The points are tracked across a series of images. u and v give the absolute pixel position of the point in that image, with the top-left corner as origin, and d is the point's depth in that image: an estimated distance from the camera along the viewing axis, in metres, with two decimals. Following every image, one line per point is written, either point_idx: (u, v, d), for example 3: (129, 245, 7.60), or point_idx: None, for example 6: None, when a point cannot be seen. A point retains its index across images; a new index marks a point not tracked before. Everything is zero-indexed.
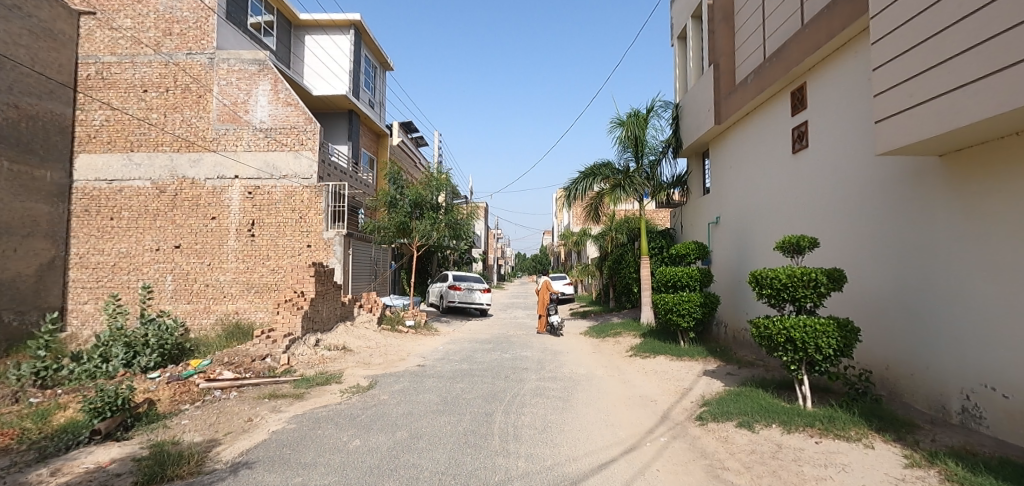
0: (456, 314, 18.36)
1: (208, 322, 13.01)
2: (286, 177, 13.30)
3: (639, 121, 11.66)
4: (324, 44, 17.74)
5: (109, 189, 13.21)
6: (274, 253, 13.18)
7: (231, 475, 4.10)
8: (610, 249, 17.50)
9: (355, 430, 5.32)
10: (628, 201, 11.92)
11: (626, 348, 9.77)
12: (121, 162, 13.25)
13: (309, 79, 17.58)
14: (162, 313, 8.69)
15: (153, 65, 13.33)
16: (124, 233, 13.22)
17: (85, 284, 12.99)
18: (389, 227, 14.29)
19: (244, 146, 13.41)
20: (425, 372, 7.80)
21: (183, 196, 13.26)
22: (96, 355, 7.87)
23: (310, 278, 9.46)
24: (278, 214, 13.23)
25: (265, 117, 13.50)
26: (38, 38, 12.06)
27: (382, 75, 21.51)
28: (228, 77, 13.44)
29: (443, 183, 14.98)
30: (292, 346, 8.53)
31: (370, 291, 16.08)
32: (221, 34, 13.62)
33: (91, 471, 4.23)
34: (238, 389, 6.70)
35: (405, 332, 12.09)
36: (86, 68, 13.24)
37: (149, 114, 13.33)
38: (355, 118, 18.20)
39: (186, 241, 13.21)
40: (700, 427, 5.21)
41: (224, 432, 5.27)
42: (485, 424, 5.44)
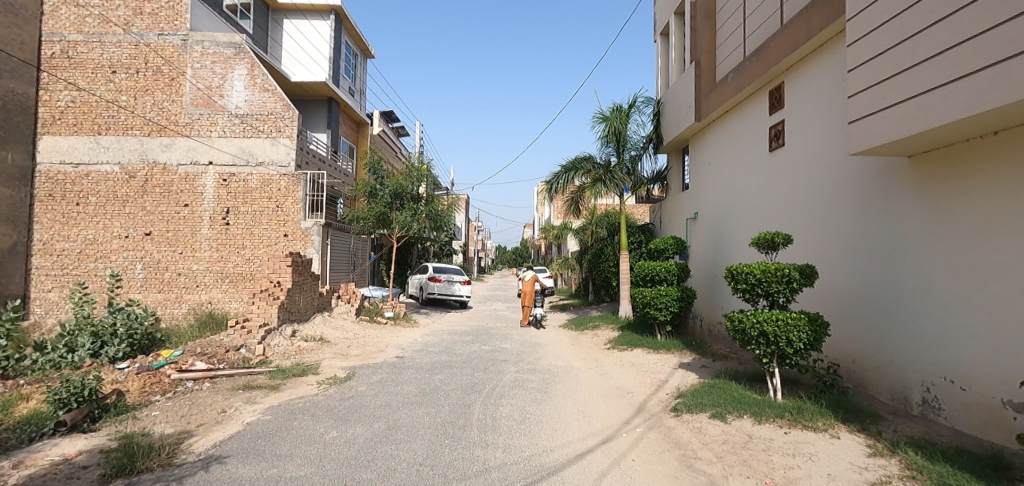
0: (436, 305, 18.36)
1: (180, 312, 12.71)
2: (263, 165, 13.00)
3: (622, 115, 11.71)
4: (303, 29, 17.33)
5: (76, 173, 12.69)
6: (250, 242, 12.90)
7: (203, 469, 4.07)
8: (591, 242, 17.61)
9: (332, 421, 5.29)
10: (608, 195, 12.00)
11: (604, 340, 9.89)
12: (87, 144, 12.74)
13: (286, 64, 17.19)
14: (132, 302, 8.47)
15: (122, 45, 12.82)
16: (91, 220, 12.74)
17: (49, 272, 12.49)
18: (368, 217, 14.09)
19: (218, 132, 13.04)
20: (404, 364, 7.73)
21: (154, 182, 12.85)
22: (60, 345, 7.59)
23: (287, 268, 9.28)
24: (254, 203, 12.93)
25: (242, 102, 13.15)
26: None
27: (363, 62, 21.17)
28: (202, 60, 13.03)
29: (426, 174, 14.82)
30: (268, 337, 8.35)
31: (349, 281, 15.93)
32: (195, 16, 13.21)
33: (56, 464, 4.17)
34: (211, 381, 6.58)
35: (384, 323, 12.04)
36: (50, 46, 12.65)
37: (119, 97, 12.85)
38: (335, 106, 17.85)
39: (157, 229, 12.81)
40: (675, 418, 5.32)
41: (196, 423, 5.18)
42: (464, 415, 5.46)
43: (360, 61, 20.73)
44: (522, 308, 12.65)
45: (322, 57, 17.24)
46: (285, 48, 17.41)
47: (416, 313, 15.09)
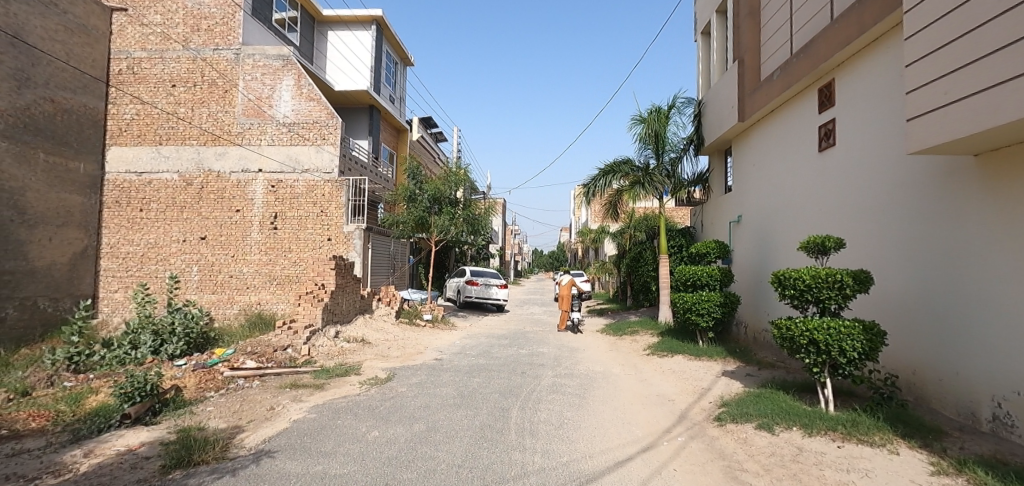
0: (473, 309, 18.52)
1: (231, 313, 13.32)
2: (308, 172, 13.49)
3: (661, 117, 11.51)
4: (347, 39, 17.97)
5: (139, 181, 13.54)
6: (296, 246, 13.40)
7: (254, 463, 4.34)
8: (628, 246, 17.37)
9: (373, 421, 5.44)
10: (647, 198, 11.81)
11: (643, 346, 9.70)
12: (150, 154, 13.59)
13: (330, 74, 17.85)
14: (188, 303, 8.89)
15: (181, 60, 13.61)
16: (152, 225, 13.56)
17: (115, 273, 13.40)
18: (407, 221, 14.34)
19: (267, 140, 13.62)
20: (442, 367, 7.82)
21: (209, 189, 13.55)
22: (125, 342, 8.07)
23: (330, 271, 9.55)
24: (300, 208, 13.43)
25: (289, 112, 13.71)
26: (73, 34, 12.40)
27: (403, 70, 21.69)
28: (252, 72, 13.66)
29: (463, 179, 15.01)
30: (313, 337, 8.64)
31: (388, 284, 16.28)
32: (247, 30, 13.90)
33: (122, 454, 4.54)
34: (260, 379, 6.84)
35: (422, 325, 12.23)
36: (118, 63, 13.60)
37: (178, 109, 13.64)
38: (375, 113, 18.34)
39: (211, 233, 13.49)
40: (718, 428, 5.14)
41: (247, 419, 5.43)
42: (502, 419, 5.48)
43: (400, 69, 21.25)
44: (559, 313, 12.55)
45: (364, 66, 17.79)
46: (329, 59, 18.06)
47: (454, 317, 15.26)
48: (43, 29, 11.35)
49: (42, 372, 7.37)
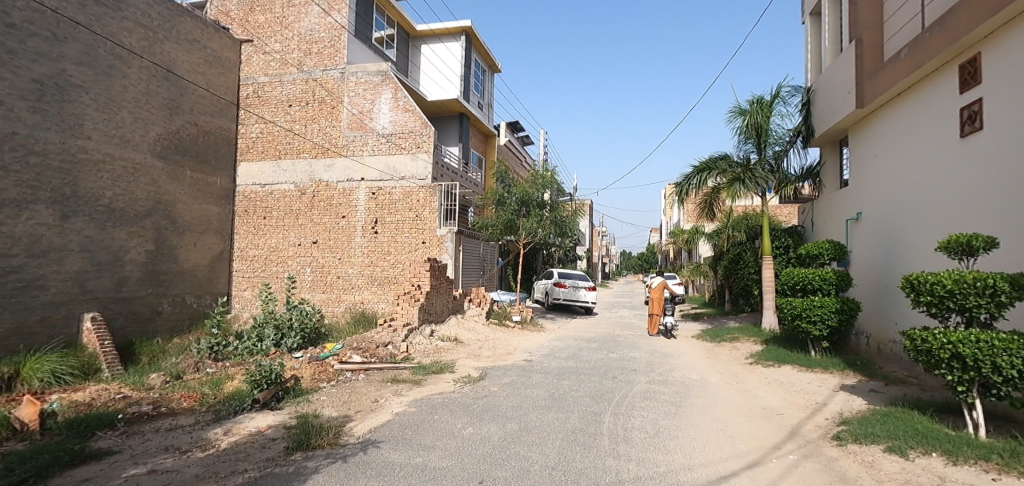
0: (561, 311, 18.49)
1: (339, 310, 14.49)
2: (405, 178, 14.28)
3: (764, 108, 10.72)
4: (438, 51, 18.90)
5: (263, 192, 15.18)
6: (394, 249, 14.24)
7: (361, 451, 4.68)
8: (726, 248, 16.33)
9: (468, 418, 5.62)
10: (748, 196, 11.04)
11: (746, 354, 9.06)
12: (272, 168, 15.17)
13: (424, 85, 18.89)
14: (304, 300, 9.80)
15: (297, 82, 15.12)
16: (273, 230, 15.11)
17: (244, 274, 15.20)
18: (496, 224, 14.61)
19: (369, 150, 14.59)
20: (533, 368, 7.88)
21: (320, 197, 14.79)
22: (253, 334, 9.09)
23: (426, 273, 10.02)
24: (397, 213, 14.28)
25: (387, 123, 14.56)
26: (210, 66, 14.34)
27: (490, 77, 22.24)
28: (356, 88, 14.76)
29: (550, 181, 15.07)
30: (410, 335, 9.14)
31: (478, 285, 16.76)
32: (351, 50, 15.09)
33: (254, 434, 5.17)
34: (365, 372, 7.38)
35: (513, 327, 12.43)
36: (246, 88, 15.40)
37: (294, 126, 15.13)
38: (465, 120, 19.01)
39: (321, 238, 14.74)
40: (839, 448, 4.62)
41: (355, 409, 5.88)
42: (594, 423, 5.40)
43: (487, 76, 21.84)
44: (650, 317, 12.09)
45: (454, 76, 18.51)
46: (422, 71, 19.06)
47: (543, 319, 15.32)
48: (187, 63, 13.45)
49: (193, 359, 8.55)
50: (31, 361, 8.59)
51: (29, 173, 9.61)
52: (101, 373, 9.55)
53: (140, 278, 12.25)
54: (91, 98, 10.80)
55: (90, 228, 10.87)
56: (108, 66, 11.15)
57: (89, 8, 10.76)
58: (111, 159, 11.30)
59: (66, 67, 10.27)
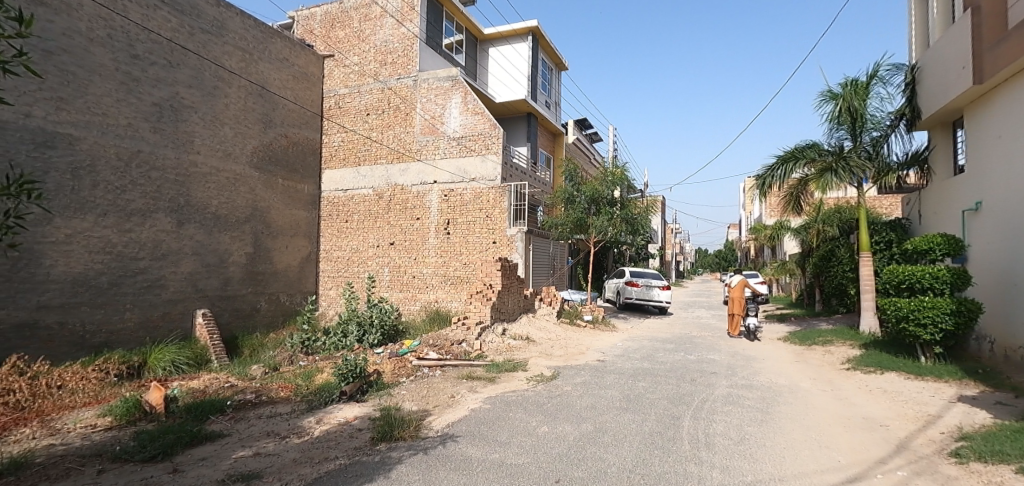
0: (634, 311, 18.02)
1: (415, 308, 15.08)
2: (475, 180, 14.58)
3: (859, 90, 9.84)
4: (506, 53, 19.25)
5: (344, 197, 16.13)
6: (466, 249, 14.59)
7: (441, 445, 4.86)
8: (815, 244, 15.08)
9: (543, 416, 5.65)
10: (840, 188, 10.24)
11: (842, 359, 8.35)
12: (352, 175, 16.06)
13: (492, 87, 19.30)
14: (382, 299, 10.39)
15: (373, 92, 15.91)
16: (354, 233, 16.01)
17: (329, 274, 16.25)
18: (565, 223, 14.70)
19: (440, 154, 15.04)
20: (606, 368, 7.76)
21: (396, 201, 15.47)
22: (338, 331, 9.68)
23: (497, 272, 10.19)
24: (468, 214, 14.62)
25: (458, 127, 14.94)
26: (298, 81, 15.48)
27: (557, 75, 22.18)
28: (427, 94, 15.29)
29: (620, 178, 14.75)
30: (483, 333, 9.38)
31: (548, 285, 16.74)
32: (422, 58, 15.71)
33: (343, 424, 5.53)
34: (441, 368, 7.65)
35: (584, 326, 12.29)
36: (328, 100, 16.43)
37: (372, 133, 15.91)
38: (533, 120, 19.15)
39: (397, 239, 15.41)
40: (957, 465, 4.13)
41: (433, 404, 6.11)
42: (673, 427, 5.21)
43: (553, 74, 21.81)
44: (731, 317, 11.50)
45: (521, 76, 18.68)
46: (490, 73, 19.43)
47: (615, 318, 15.00)
48: (278, 80, 14.60)
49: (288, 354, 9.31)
50: (155, 351, 9.77)
51: (151, 185, 10.93)
52: (211, 363, 10.66)
53: (242, 278, 13.49)
54: (200, 117, 12.05)
55: (200, 233, 12.13)
56: (212, 87, 12.39)
57: (197, 36, 12.02)
58: (216, 171, 12.55)
59: (179, 90, 11.55)
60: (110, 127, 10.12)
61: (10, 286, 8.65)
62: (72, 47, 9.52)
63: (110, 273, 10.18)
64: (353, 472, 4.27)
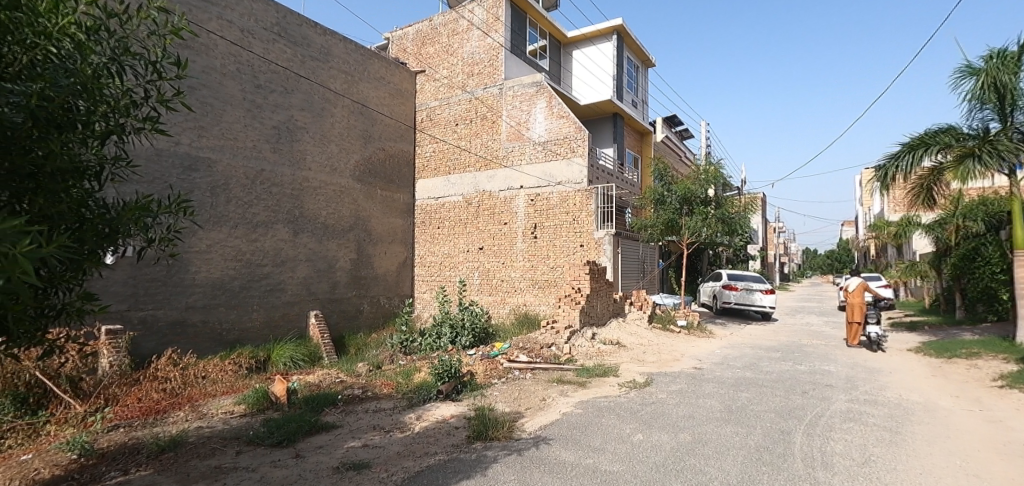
0: (734, 316, 16.91)
1: (504, 311, 15.35)
2: (561, 183, 14.60)
3: (1009, 63, 8.48)
4: (591, 54, 19.24)
5: (436, 204, 16.89)
6: (554, 252, 14.62)
7: (534, 447, 4.91)
8: (953, 243, 13.21)
9: (637, 424, 5.49)
10: (985, 175, 8.98)
11: (993, 375, 7.19)
12: (443, 183, 16.79)
13: (577, 89, 19.34)
14: (472, 302, 10.77)
15: (462, 102, 16.58)
16: (446, 238, 16.72)
17: (424, 278, 17.12)
18: (656, 224, 14.13)
19: (526, 159, 15.22)
20: (704, 376, 7.39)
21: (484, 207, 15.92)
22: (433, 332, 10.17)
23: (586, 276, 10.10)
24: (555, 217, 14.65)
25: (543, 131, 15.06)
26: (394, 98, 16.56)
27: (643, 72, 21.65)
28: (513, 102, 15.63)
29: (715, 176, 14.14)
30: (573, 338, 9.37)
31: (638, 288, 16.25)
32: (507, 66, 16.19)
33: (440, 422, 5.79)
34: (531, 371, 7.75)
35: (677, 332, 11.75)
36: (420, 113, 17.34)
37: (461, 142, 16.53)
38: (619, 120, 18.84)
39: (487, 244, 15.83)
40: None
41: (525, 406, 6.20)
42: (782, 443, 4.82)
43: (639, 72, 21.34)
44: (850, 325, 10.36)
45: (606, 76, 18.50)
46: (574, 76, 19.53)
47: (713, 324, 14.18)
48: (377, 98, 15.72)
49: (389, 352, 9.97)
50: (277, 347, 11.14)
51: (271, 200, 12.27)
52: (322, 360, 11.80)
53: (348, 282, 14.64)
54: (310, 136, 13.32)
55: (312, 241, 13.38)
56: (321, 108, 13.64)
57: (308, 63, 13.31)
58: (325, 185, 13.78)
59: (293, 113, 12.86)
60: (239, 149, 11.54)
61: (165, 288, 10.14)
62: (210, 82, 10.99)
63: (240, 278, 11.56)
64: (452, 468, 4.45)
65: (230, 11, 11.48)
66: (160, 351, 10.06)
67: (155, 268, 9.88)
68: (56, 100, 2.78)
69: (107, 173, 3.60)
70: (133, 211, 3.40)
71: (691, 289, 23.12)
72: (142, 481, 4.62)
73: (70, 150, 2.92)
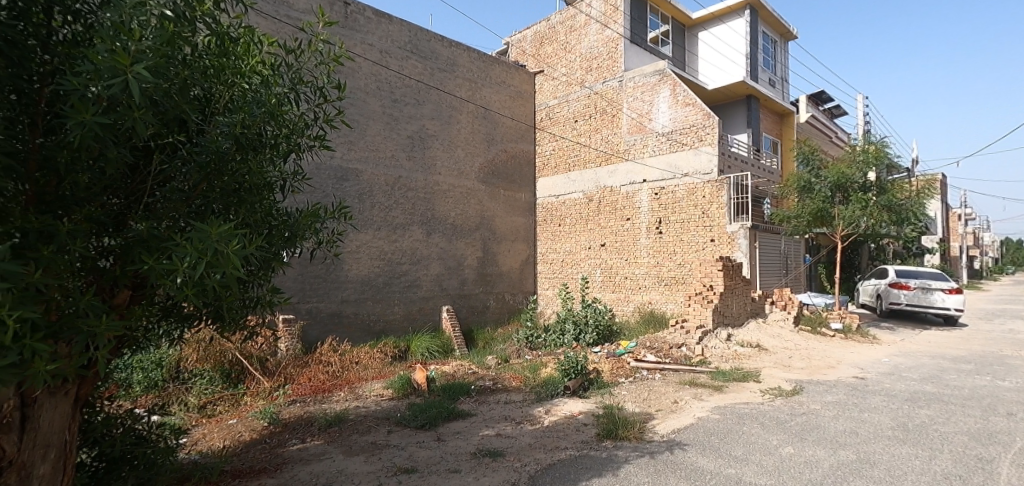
0: (906, 320, 14.46)
1: (629, 310, 14.96)
2: (688, 175, 13.75)
3: None
4: (719, 34, 17.91)
5: (557, 202, 17.07)
6: (681, 248, 13.82)
7: (668, 451, 4.71)
8: None
9: (785, 436, 4.99)
10: None
11: None
12: (563, 180, 16.91)
13: (703, 73, 18.16)
14: (595, 300, 10.73)
15: (581, 99, 16.55)
16: (568, 235, 16.82)
17: (546, 275, 17.44)
18: (802, 216, 12.78)
19: (650, 152, 14.65)
20: (870, 388, 6.46)
21: (606, 202, 15.70)
22: (557, 329, 10.33)
23: (719, 272, 9.43)
24: (682, 211, 13.85)
25: (667, 121, 14.32)
26: (514, 100, 17.07)
27: (781, 46, 19.52)
28: (634, 93, 15.15)
29: (877, 157, 12.34)
30: (705, 338, 8.84)
31: (781, 287, 14.69)
32: (628, 56, 15.78)
33: (569, 417, 5.86)
34: (661, 372, 7.47)
35: (831, 337, 10.38)
36: (540, 113, 17.67)
37: (581, 139, 16.50)
38: (754, 102, 17.29)
39: (609, 240, 15.60)
40: None
41: (655, 407, 6.00)
42: (979, 472, 4.01)
43: (777, 46, 19.31)
44: None
45: (738, 55, 17.10)
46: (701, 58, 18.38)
47: (876, 328, 12.31)
48: (498, 102, 16.35)
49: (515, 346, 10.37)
50: (415, 339, 12.22)
51: (408, 204, 13.44)
52: (454, 352, 12.65)
53: (475, 279, 15.50)
54: (439, 143, 14.33)
55: (443, 241, 14.39)
56: (448, 116, 14.60)
57: (436, 75, 14.33)
58: (453, 188, 14.71)
59: (425, 123, 13.95)
60: (381, 159, 12.85)
61: (325, 284, 11.67)
62: (356, 100, 12.35)
63: (383, 275, 12.88)
64: (583, 464, 4.48)
65: (371, 35, 12.81)
66: (323, 338, 11.63)
67: (318, 266, 11.46)
68: (253, 127, 3.44)
69: (287, 185, 4.28)
70: (308, 217, 3.99)
71: (845, 287, 20.23)
72: (317, 449, 5.40)
73: (262, 168, 3.58)
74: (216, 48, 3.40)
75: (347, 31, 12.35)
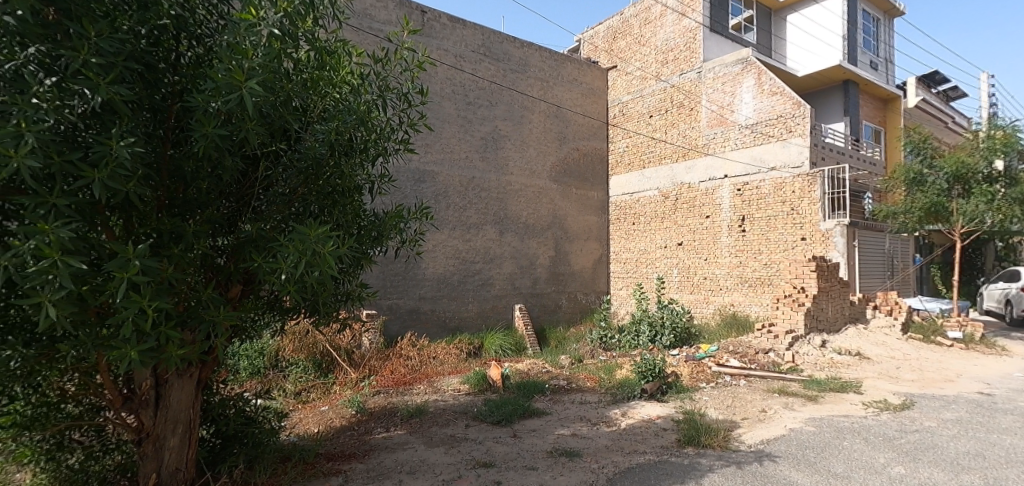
0: None
1: (708, 311, 14.29)
2: (775, 169, 12.88)
3: None
4: (810, 15, 16.59)
5: (631, 200, 16.69)
6: (767, 247, 12.97)
7: (757, 462, 4.44)
8: None
9: (894, 454, 4.53)
10: None
11: None
12: (637, 178, 16.49)
13: (792, 59, 16.92)
14: (671, 300, 10.35)
15: (656, 93, 16.04)
16: (642, 234, 16.37)
17: (620, 275, 17.11)
18: (911, 211, 11.57)
19: (732, 146, 13.88)
20: (999, 406, 5.69)
21: (683, 199, 15.11)
22: (631, 330, 10.10)
23: (812, 274, 8.76)
24: (768, 208, 12.99)
25: (751, 113, 13.50)
26: (587, 97, 16.90)
27: (885, 24, 17.69)
28: (714, 84, 14.42)
29: (1005, 143, 10.85)
30: (796, 344, 8.27)
31: (885, 290, 13.33)
32: (707, 46, 15.09)
33: (647, 421, 5.72)
34: (746, 378, 7.07)
35: (947, 347, 9.27)
36: (613, 109, 17.35)
37: (656, 134, 15.99)
38: (851, 87, 15.85)
39: (687, 239, 15.00)
40: None
41: (742, 415, 5.69)
42: None
43: (880, 24, 17.55)
44: None
45: (833, 38, 15.75)
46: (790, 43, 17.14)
47: (1004, 339, 10.83)
48: (569, 100, 16.25)
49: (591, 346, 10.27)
50: (489, 336, 12.46)
51: (481, 204, 13.74)
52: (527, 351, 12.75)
53: (548, 278, 15.53)
54: (511, 142, 14.51)
55: (515, 240, 14.55)
56: (520, 116, 14.74)
57: (509, 76, 14.52)
58: (525, 187, 14.83)
59: (498, 124, 14.19)
60: (456, 161, 13.24)
61: (404, 281, 12.24)
62: (432, 104, 12.81)
63: (458, 273, 13.27)
64: (664, 470, 4.34)
65: (446, 41, 13.23)
66: (403, 333, 12.20)
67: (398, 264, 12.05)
68: (345, 134, 3.62)
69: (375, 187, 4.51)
70: (393, 218, 4.20)
71: (965, 291, 17.95)
72: (400, 438, 5.67)
73: (353, 173, 3.79)
74: (314, 61, 3.63)
75: (425, 38, 12.86)
